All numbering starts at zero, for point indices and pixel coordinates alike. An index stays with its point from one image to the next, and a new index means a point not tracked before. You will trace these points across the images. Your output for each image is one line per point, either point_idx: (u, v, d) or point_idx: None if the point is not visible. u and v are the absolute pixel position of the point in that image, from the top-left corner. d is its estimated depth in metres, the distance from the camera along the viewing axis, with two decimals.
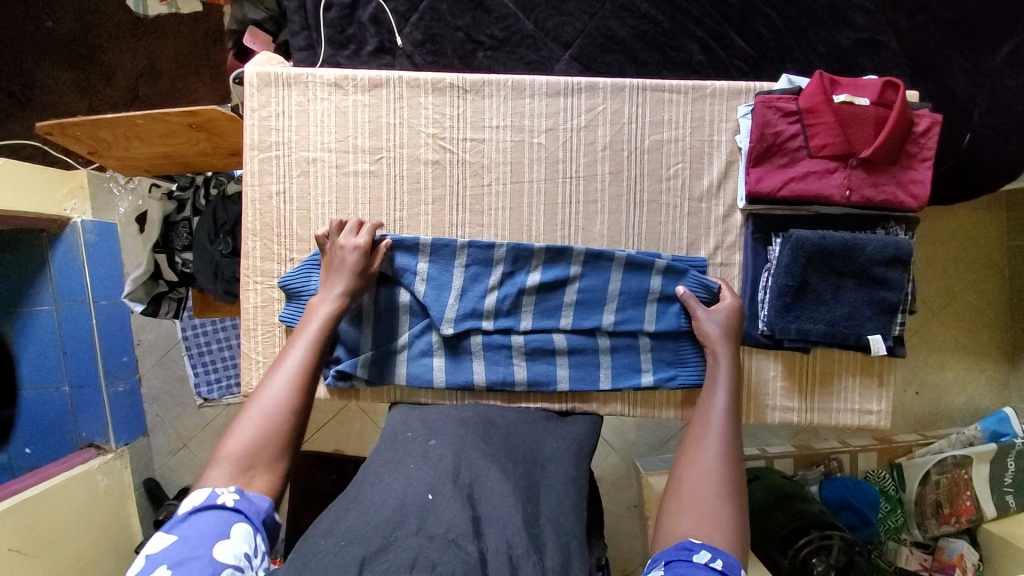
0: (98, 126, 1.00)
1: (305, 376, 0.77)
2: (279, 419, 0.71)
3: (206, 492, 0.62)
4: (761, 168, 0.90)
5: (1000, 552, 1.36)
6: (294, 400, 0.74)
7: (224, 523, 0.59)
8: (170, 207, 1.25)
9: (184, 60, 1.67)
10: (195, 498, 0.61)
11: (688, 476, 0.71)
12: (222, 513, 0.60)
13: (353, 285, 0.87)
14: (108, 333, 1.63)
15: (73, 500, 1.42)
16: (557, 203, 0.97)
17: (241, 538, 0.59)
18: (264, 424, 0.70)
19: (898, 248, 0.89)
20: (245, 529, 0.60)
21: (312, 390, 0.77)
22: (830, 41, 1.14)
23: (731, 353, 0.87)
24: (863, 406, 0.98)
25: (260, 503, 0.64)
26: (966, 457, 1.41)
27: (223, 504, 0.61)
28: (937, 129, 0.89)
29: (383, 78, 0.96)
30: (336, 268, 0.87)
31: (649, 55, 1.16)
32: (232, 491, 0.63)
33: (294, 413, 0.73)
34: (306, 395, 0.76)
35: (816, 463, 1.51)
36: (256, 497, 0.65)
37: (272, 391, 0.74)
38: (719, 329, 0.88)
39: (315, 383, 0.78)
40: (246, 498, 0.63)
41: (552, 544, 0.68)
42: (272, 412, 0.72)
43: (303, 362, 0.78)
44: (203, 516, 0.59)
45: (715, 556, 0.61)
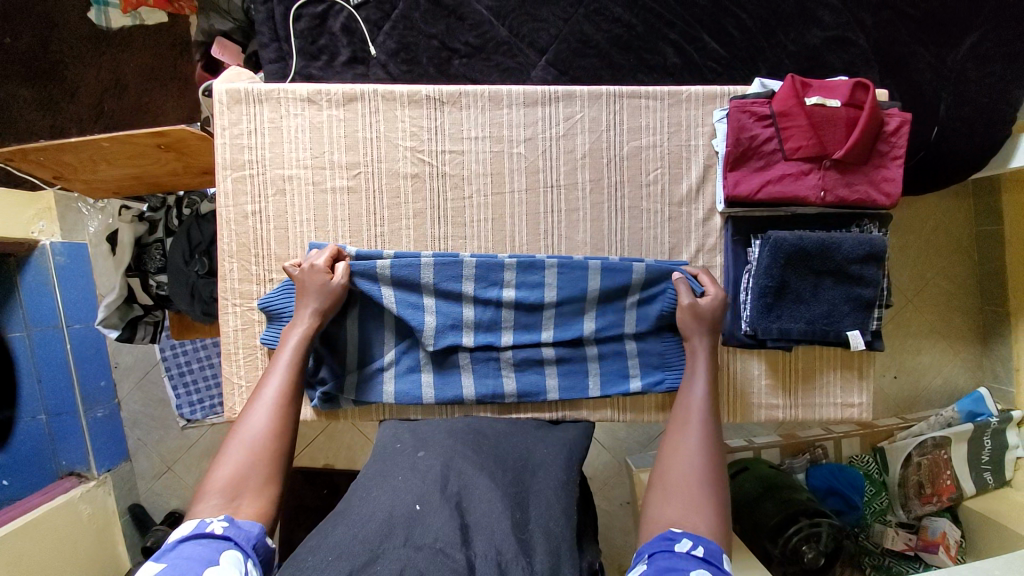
0: (62, 151, 0.97)
1: (284, 403, 0.77)
2: (260, 450, 0.72)
3: (196, 522, 0.62)
4: (738, 173, 0.91)
5: (982, 529, 1.42)
6: (274, 427, 0.75)
7: (214, 549, 0.58)
8: (140, 229, 1.19)
9: (150, 72, 1.62)
10: (184, 529, 0.61)
11: (675, 468, 0.73)
12: (213, 540, 0.60)
13: (323, 305, 0.86)
14: (84, 358, 1.58)
15: (55, 531, 1.38)
16: (539, 212, 0.96)
17: (232, 563, 0.58)
18: (249, 453, 0.71)
19: (873, 245, 0.91)
20: (236, 554, 0.59)
21: (294, 417, 0.78)
22: (799, 41, 1.17)
23: (710, 343, 0.88)
24: (845, 400, 1.01)
25: (251, 529, 0.63)
26: (945, 437, 1.46)
27: (213, 531, 0.61)
28: (907, 128, 0.91)
29: (358, 91, 0.94)
30: (304, 289, 0.86)
31: (623, 58, 1.17)
32: (222, 520, 0.63)
33: (277, 440, 0.74)
34: (287, 422, 0.76)
35: (802, 450, 1.56)
36: (247, 522, 0.64)
37: (250, 421, 0.74)
38: (699, 322, 0.88)
39: (296, 411, 0.79)
40: (236, 526, 0.63)
41: (541, 548, 0.67)
42: (255, 441, 0.72)
43: (280, 390, 0.78)
44: (192, 543, 0.58)
45: (697, 544, 0.62)
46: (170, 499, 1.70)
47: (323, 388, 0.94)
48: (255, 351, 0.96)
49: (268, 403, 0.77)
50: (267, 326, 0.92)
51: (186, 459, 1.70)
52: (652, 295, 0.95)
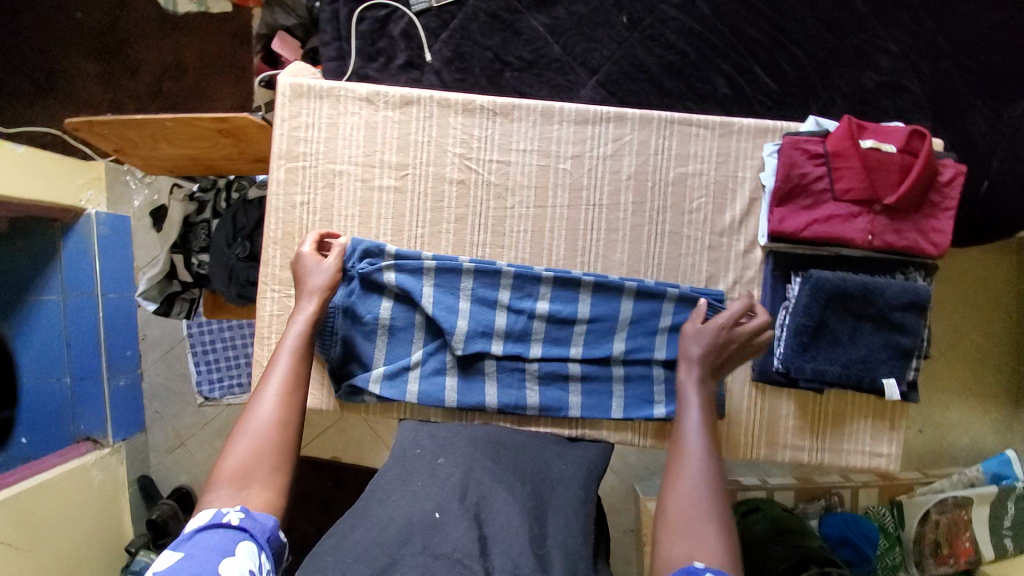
0: (127, 127, 1.00)
1: (288, 392, 0.78)
2: (268, 439, 0.74)
3: (213, 512, 0.64)
4: (785, 209, 0.91)
5: None
6: (279, 416, 0.76)
7: (229, 541, 0.61)
8: (190, 208, 1.24)
9: (210, 59, 1.69)
10: (201, 518, 0.63)
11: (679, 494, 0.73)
12: (228, 531, 0.62)
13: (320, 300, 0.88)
14: (114, 326, 1.62)
15: (66, 494, 1.42)
16: (578, 229, 0.97)
17: (247, 556, 0.60)
18: (255, 441, 0.73)
19: (917, 295, 0.89)
20: (250, 546, 0.62)
21: (299, 405, 0.79)
22: (853, 82, 1.16)
23: (704, 369, 0.87)
24: (873, 449, 0.98)
25: (266, 521, 0.66)
26: (967, 498, 1.42)
27: (229, 522, 0.63)
28: (961, 180, 0.90)
29: (414, 96, 0.96)
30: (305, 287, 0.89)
31: (674, 84, 1.18)
32: (238, 511, 0.65)
33: (281, 428, 0.75)
34: (292, 411, 0.78)
35: (816, 496, 1.53)
36: (262, 514, 0.67)
37: (256, 412, 0.76)
38: (702, 349, 0.87)
39: (301, 400, 0.80)
40: (252, 517, 0.65)
41: (558, 567, 0.68)
42: (262, 430, 0.74)
43: (286, 380, 0.79)
44: (211, 533, 0.61)
45: None
46: (179, 474, 1.73)
47: (350, 380, 0.95)
48: None
49: (273, 392, 0.78)
50: None
51: (198, 437, 1.73)
52: (683, 322, 0.94)
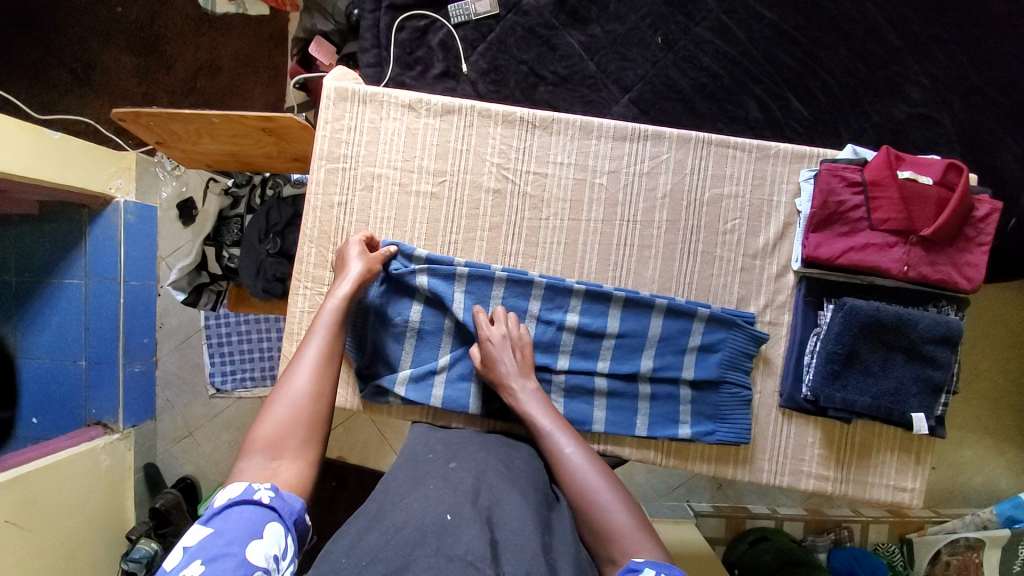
0: (173, 120, 1.03)
1: (324, 363, 0.79)
2: (304, 408, 0.75)
3: (244, 486, 0.64)
4: (820, 235, 0.91)
5: None
6: (315, 387, 0.77)
7: (258, 520, 0.60)
8: (225, 203, 1.26)
9: (244, 58, 1.73)
10: (232, 492, 0.63)
11: (574, 488, 0.78)
12: (258, 509, 0.61)
13: (360, 275, 0.89)
14: (134, 313, 1.63)
15: (74, 477, 1.42)
16: (611, 244, 0.97)
17: (273, 539, 0.59)
18: (288, 411, 0.74)
19: (950, 329, 0.89)
20: (277, 529, 0.61)
21: (334, 376, 0.80)
22: (884, 114, 1.17)
23: (521, 369, 0.89)
24: (898, 483, 0.97)
25: (293, 503, 0.65)
26: (978, 540, 1.37)
27: (259, 500, 0.63)
28: (997, 216, 0.90)
29: (456, 105, 0.98)
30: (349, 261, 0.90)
31: (706, 106, 1.20)
32: (268, 489, 0.64)
33: (317, 399, 0.76)
34: (326, 384, 0.78)
35: (827, 529, 1.60)
36: (290, 496, 0.66)
37: (294, 380, 0.77)
38: (493, 358, 0.88)
39: (335, 374, 0.80)
40: (281, 497, 0.65)
41: None
42: (295, 401, 0.75)
43: (321, 352, 0.80)
44: (241, 510, 0.61)
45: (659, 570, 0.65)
46: (184, 463, 1.74)
47: (376, 382, 0.95)
48: None
49: (308, 363, 0.79)
50: None
51: (206, 428, 1.73)
52: (713, 342, 0.94)
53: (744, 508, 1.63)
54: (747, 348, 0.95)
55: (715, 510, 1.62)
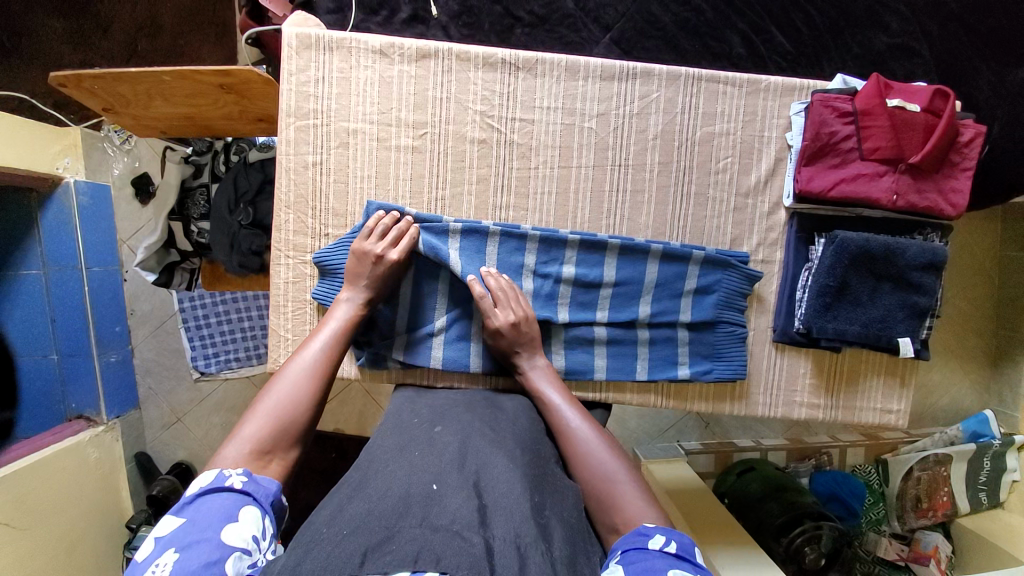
0: (120, 80, 0.93)
1: (319, 377, 0.77)
2: (288, 416, 0.72)
3: (215, 474, 0.63)
4: (812, 168, 0.90)
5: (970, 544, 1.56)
6: (303, 400, 0.74)
7: (233, 505, 0.59)
8: (187, 171, 1.18)
9: (188, 15, 1.58)
10: (203, 481, 0.61)
11: (575, 451, 0.80)
12: (231, 495, 0.60)
13: (373, 290, 0.86)
14: (101, 301, 1.55)
15: (63, 472, 1.38)
16: (604, 190, 0.95)
17: (250, 521, 0.58)
18: (276, 413, 0.72)
19: (935, 254, 0.91)
20: (254, 511, 0.60)
21: (322, 392, 0.77)
22: (865, 44, 1.15)
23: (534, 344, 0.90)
24: (884, 406, 1.01)
25: (268, 486, 0.64)
26: (947, 456, 1.56)
27: (231, 486, 0.61)
28: (980, 140, 0.90)
29: (432, 48, 0.91)
30: (359, 271, 0.86)
31: (689, 43, 1.15)
32: (241, 475, 0.63)
33: (305, 410, 0.73)
34: (316, 396, 0.76)
35: (807, 456, 1.69)
36: (265, 478, 0.65)
37: (284, 387, 0.74)
38: (512, 327, 0.87)
39: (328, 381, 0.79)
40: (254, 481, 0.63)
41: (560, 538, 0.63)
42: (283, 406, 0.72)
43: (320, 356, 0.79)
44: (213, 497, 0.59)
45: (669, 540, 0.65)
46: (177, 449, 1.71)
47: (371, 348, 0.93)
48: (305, 307, 0.94)
49: (305, 366, 0.78)
50: (321, 281, 0.91)
51: (196, 413, 1.70)
52: (709, 284, 0.94)
53: (731, 443, 1.71)
54: (741, 288, 0.95)
55: (704, 447, 1.70)
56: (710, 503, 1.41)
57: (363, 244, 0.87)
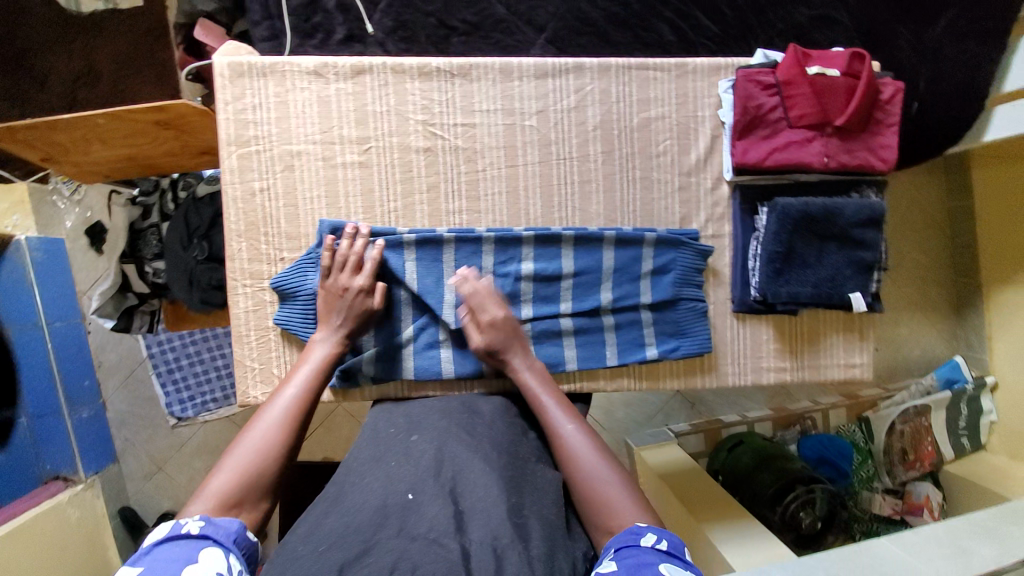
0: (53, 129, 0.92)
1: (292, 422, 0.78)
2: (258, 465, 0.72)
3: (170, 524, 0.62)
4: (745, 141, 0.94)
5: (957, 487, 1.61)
6: (275, 447, 0.75)
7: (193, 548, 0.59)
8: (135, 213, 1.16)
9: (124, 60, 1.55)
10: (160, 531, 0.61)
11: (567, 457, 0.78)
12: (190, 540, 0.60)
13: (350, 329, 0.88)
14: (67, 356, 1.50)
15: (44, 535, 1.30)
16: (552, 184, 0.97)
17: (213, 560, 0.59)
18: (243, 465, 0.72)
19: (873, 210, 0.95)
20: (216, 551, 0.60)
21: (296, 438, 0.78)
22: (788, 19, 1.20)
23: (522, 347, 0.89)
24: (847, 361, 1.04)
25: (229, 525, 0.64)
26: (926, 406, 1.63)
27: (189, 532, 0.61)
28: (900, 96, 0.95)
29: (366, 64, 0.92)
30: (337, 310, 0.87)
31: (621, 36, 1.19)
32: (198, 520, 0.63)
33: (276, 458, 0.74)
34: (290, 442, 0.77)
35: (792, 423, 1.71)
36: (223, 520, 0.65)
37: (257, 435, 0.75)
38: (500, 332, 0.87)
39: (303, 426, 0.80)
40: (213, 523, 0.64)
41: (538, 534, 0.64)
42: (255, 455, 0.73)
43: (296, 401, 0.80)
44: (171, 545, 0.59)
45: (659, 537, 0.67)
46: (161, 500, 1.67)
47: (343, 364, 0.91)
48: (267, 334, 0.93)
49: (275, 415, 0.77)
50: (282, 306, 0.91)
51: (176, 459, 1.68)
52: (664, 264, 0.97)
53: (719, 420, 1.73)
54: (695, 265, 0.98)
55: (693, 427, 1.71)
56: (703, 480, 1.43)
57: (339, 279, 0.87)
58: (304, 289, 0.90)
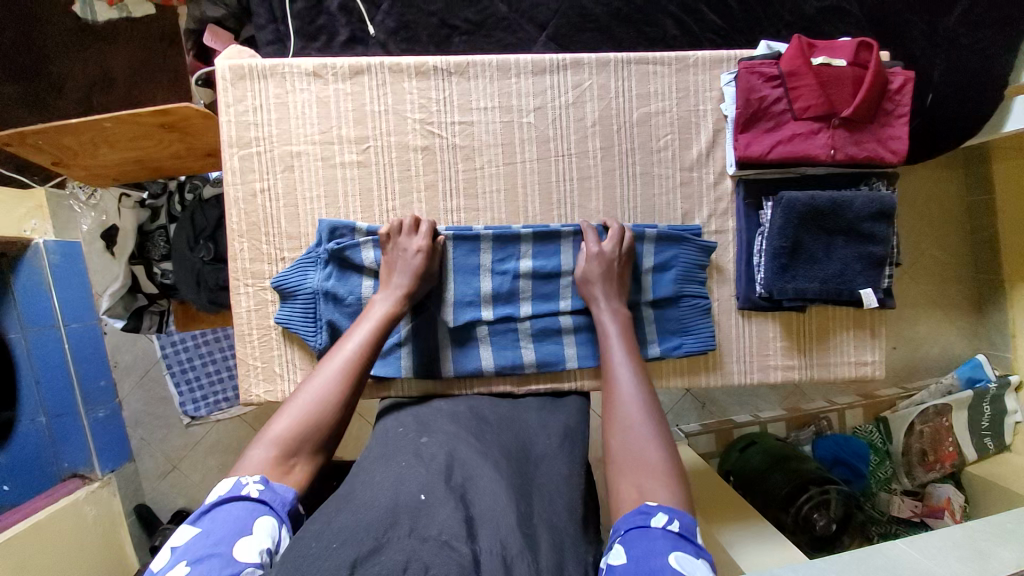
0: (63, 134, 0.94)
1: (353, 373, 0.78)
2: (320, 413, 0.73)
3: (232, 483, 0.63)
4: (748, 134, 0.92)
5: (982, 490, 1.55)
6: (335, 397, 0.75)
7: (249, 514, 0.60)
8: (143, 215, 1.19)
9: (140, 66, 1.59)
10: (221, 489, 0.62)
11: (613, 411, 0.76)
12: (248, 504, 0.61)
13: (411, 285, 0.86)
14: (83, 357, 1.54)
15: (61, 533, 1.34)
16: (551, 181, 0.96)
17: (264, 532, 0.59)
18: (305, 413, 0.73)
19: (884, 202, 0.91)
20: (269, 521, 0.61)
21: (356, 390, 0.78)
22: (795, 10, 1.17)
23: (613, 292, 0.89)
24: (858, 358, 1.01)
25: (284, 494, 0.65)
26: (946, 405, 1.58)
27: (247, 495, 0.62)
28: (910, 86, 0.92)
29: (364, 64, 0.92)
30: (398, 267, 0.87)
31: (624, 32, 1.18)
32: (257, 483, 0.64)
33: (336, 408, 0.75)
34: (349, 392, 0.77)
35: (806, 423, 1.68)
36: (280, 486, 0.66)
37: (317, 383, 0.76)
38: (598, 272, 0.89)
39: (364, 378, 0.80)
40: (270, 489, 0.64)
41: (547, 544, 0.64)
42: (315, 404, 0.74)
43: (358, 352, 0.80)
44: (230, 506, 0.60)
45: (671, 518, 0.62)
46: (177, 496, 1.70)
47: None
48: (269, 332, 0.94)
49: (337, 367, 0.77)
50: (282, 305, 0.92)
51: (191, 457, 1.71)
52: (666, 260, 0.95)
53: (730, 420, 1.70)
54: (698, 260, 0.96)
55: (704, 428, 1.68)
56: (715, 479, 1.41)
57: (400, 241, 0.88)
58: (304, 288, 0.91)
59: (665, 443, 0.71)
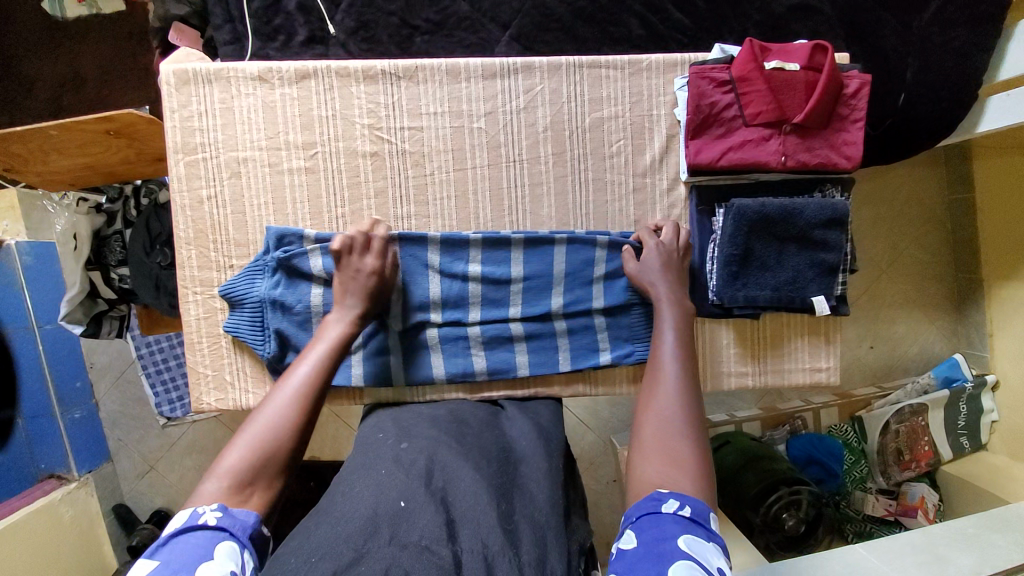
0: (10, 142, 0.93)
1: (309, 397, 0.74)
2: (276, 440, 0.69)
3: (188, 513, 0.59)
4: (699, 140, 0.91)
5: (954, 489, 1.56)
6: (292, 422, 0.71)
7: (209, 541, 0.55)
8: (98, 221, 1.17)
9: (108, 64, 1.57)
10: (175, 522, 0.57)
11: (651, 395, 0.75)
12: (207, 532, 0.57)
13: (365, 305, 0.84)
14: (58, 358, 1.54)
15: (38, 533, 1.36)
16: (502, 187, 0.95)
17: (227, 557, 0.55)
18: (265, 441, 0.68)
19: (835, 210, 0.91)
20: (232, 546, 0.56)
21: (312, 414, 0.74)
22: (763, 10, 1.15)
23: (669, 289, 0.86)
24: (813, 365, 1.01)
25: (246, 518, 0.61)
26: (922, 405, 1.57)
27: (206, 522, 0.58)
28: (867, 90, 0.90)
29: (310, 68, 0.91)
30: (350, 287, 0.84)
31: (588, 31, 1.15)
32: (216, 509, 0.60)
33: (294, 434, 0.70)
34: (305, 417, 0.73)
35: (782, 422, 1.65)
36: (242, 511, 0.61)
37: (271, 411, 0.71)
38: (659, 266, 0.88)
39: (320, 402, 0.76)
40: (231, 514, 0.60)
41: (528, 538, 0.62)
42: (272, 431, 0.69)
43: (313, 375, 0.76)
44: (186, 537, 0.55)
45: (683, 504, 0.62)
46: (153, 497, 1.65)
47: None
48: (219, 340, 0.94)
49: (292, 391, 0.73)
50: (231, 313, 0.92)
51: (167, 458, 1.65)
52: (617, 267, 0.94)
53: None
54: None
55: None
56: None
57: (354, 258, 0.85)
58: (251, 297, 0.90)
59: (688, 400, 0.74)
